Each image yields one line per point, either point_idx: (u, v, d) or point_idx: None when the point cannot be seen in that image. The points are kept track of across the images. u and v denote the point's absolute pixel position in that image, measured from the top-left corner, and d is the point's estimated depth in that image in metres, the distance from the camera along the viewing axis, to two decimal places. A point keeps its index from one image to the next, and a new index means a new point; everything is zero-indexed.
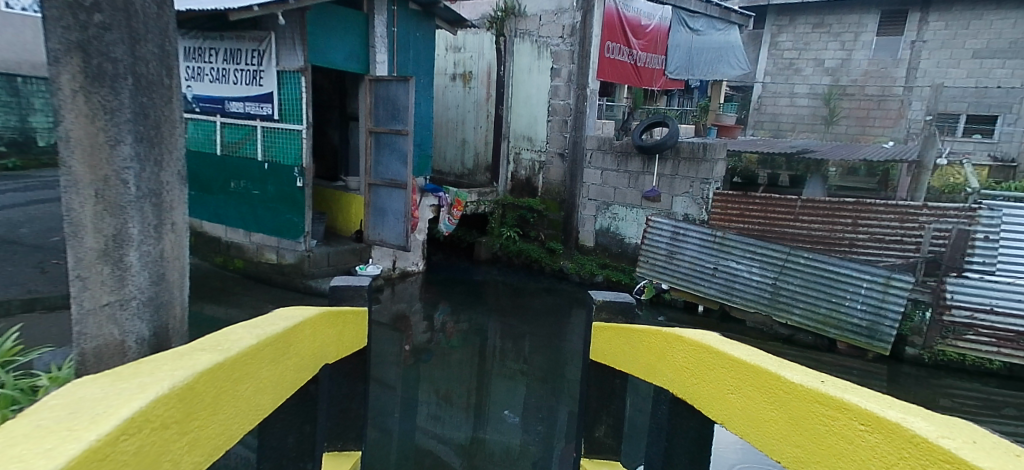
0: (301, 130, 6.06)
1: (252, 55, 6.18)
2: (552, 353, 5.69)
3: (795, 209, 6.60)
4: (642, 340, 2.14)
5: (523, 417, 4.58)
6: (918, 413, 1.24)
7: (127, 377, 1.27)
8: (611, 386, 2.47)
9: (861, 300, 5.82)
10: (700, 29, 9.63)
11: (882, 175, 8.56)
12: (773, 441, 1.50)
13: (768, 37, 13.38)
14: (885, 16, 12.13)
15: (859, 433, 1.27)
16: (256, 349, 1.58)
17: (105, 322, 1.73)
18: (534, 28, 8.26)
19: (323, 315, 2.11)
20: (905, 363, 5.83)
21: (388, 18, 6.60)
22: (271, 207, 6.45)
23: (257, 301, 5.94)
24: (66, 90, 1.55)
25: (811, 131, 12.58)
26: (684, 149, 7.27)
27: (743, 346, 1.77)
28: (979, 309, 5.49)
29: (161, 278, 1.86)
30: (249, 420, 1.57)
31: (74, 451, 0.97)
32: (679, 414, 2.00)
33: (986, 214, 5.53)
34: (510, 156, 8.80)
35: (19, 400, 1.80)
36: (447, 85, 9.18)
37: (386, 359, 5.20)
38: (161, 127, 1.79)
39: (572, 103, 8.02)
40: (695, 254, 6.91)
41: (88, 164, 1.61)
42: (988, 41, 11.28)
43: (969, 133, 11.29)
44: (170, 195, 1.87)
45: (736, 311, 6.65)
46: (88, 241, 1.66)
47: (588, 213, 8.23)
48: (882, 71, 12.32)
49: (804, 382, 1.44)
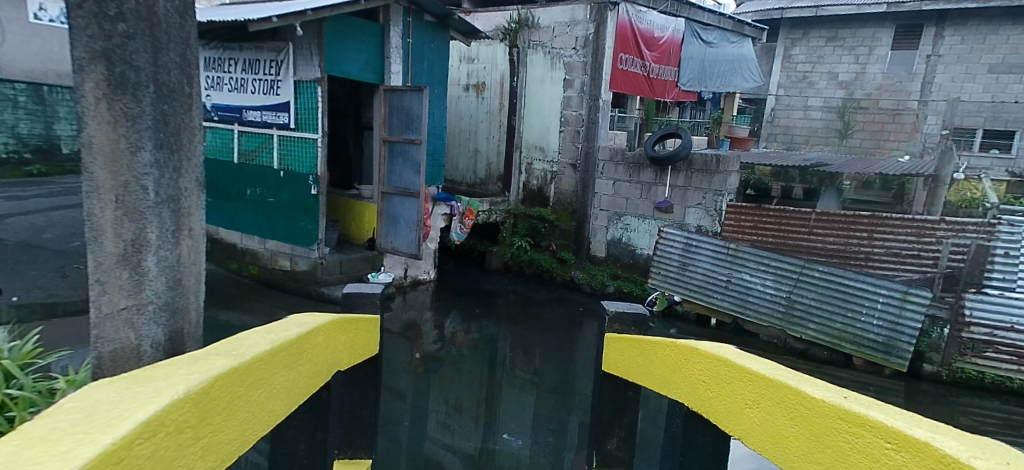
0: (315, 139, 6.12)
1: (269, 66, 6.29)
2: (563, 364, 5.67)
3: (810, 222, 6.55)
4: (655, 352, 2.15)
5: (532, 430, 4.53)
6: (947, 433, 1.23)
7: (142, 381, 1.29)
8: (623, 399, 2.46)
9: (877, 315, 5.74)
10: (713, 41, 9.79)
11: (897, 189, 8.54)
12: (793, 459, 1.48)
13: (781, 51, 13.33)
14: (900, 30, 12.07)
15: (884, 451, 1.25)
16: (271, 354, 1.60)
17: (122, 326, 1.76)
18: (547, 39, 8.32)
19: (337, 321, 2.12)
20: (923, 380, 5.76)
21: (404, 29, 6.69)
22: (286, 214, 6.51)
23: (271, 307, 5.95)
24: (90, 98, 1.59)
25: (825, 144, 12.53)
26: (697, 161, 7.28)
27: (760, 359, 1.76)
28: (999, 326, 5.40)
29: (178, 283, 1.88)
30: (262, 426, 1.58)
31: (90, 454, 0.98)
32: (694, 429, 1.97)
33: (1006, 229, 5.49)
34: (522, 166, 8.84)
35: (38, 401, 1.82)
36: (460, 95, 9.26)
37: (397, 367, 5.20)
38: (181, 134, 1.82)
39: (584, 113, 8.04)
40: (708, 266, 6.87)
41: (109, 170, 1.64)
42: (1005, 55, 11.22)
43: (985, 147, 11.26)
44: (188, 201, 1.89)
45: (750, 324, 6.58)
46: (108, 246, 1.69)
47: (599, 223, 8.22)
48: (896, 85, 12.26)
49: (826, 397, 1.42)
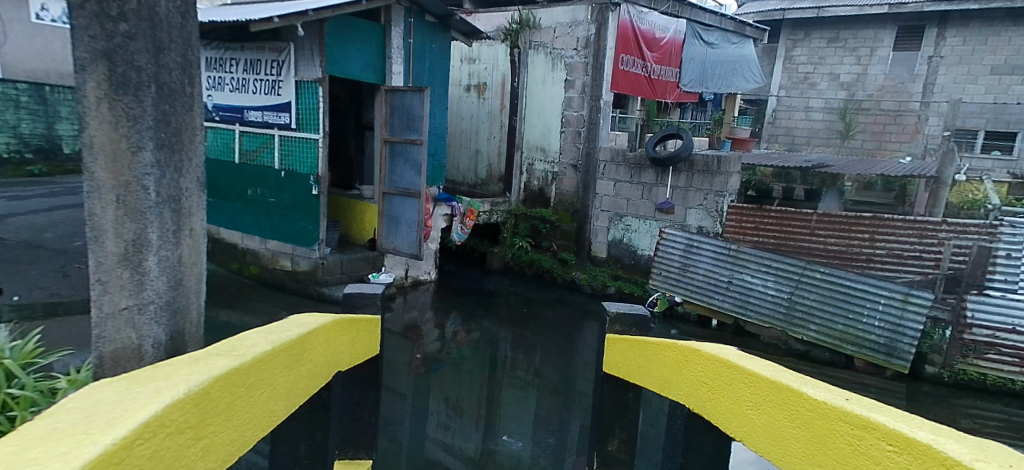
0: (316, 139, 6.12)
1: (271, 66, 6.29)
2: (564, 365, 5.67)
3: (811, 223, 6.53)
4: (656, 353, 2.15)
5: (533, 431, 4.52)
6: (950, 435, 1.22)
7: (143, 381, 1.29)
8: (624, 400, 2.46)
9: (879, 317, 5.73)
10: (715, 42, 9.79)
11: (899, 190, 8.53)
12: (794, 461, 1.48)
13: (782, 52, 13.35)
14: (902, 31, 12.07)
15: (886, 454, 1.25)
16: (272, 355, 1.60)
17: (123, 325, 1.75)
18: (548, 40, 8.32)
19: (337, 322, 2.12)
20: (924, 382, 5.75)
21: (405, 29, 6.70)
22: (287, 214, 6.51)
23: (271, 307, 5.95)
24: (91, 98, 1.59)
25: (826, 145, 12.37)
26: (698, 162, 7.28)
27: (761, 360, 1.75)
28: (1001, 328, 5.38)
29: (179, 283, 1.88)
30: (262, 426, 1.57)
31: (90, 454, 0.98)
32: (695, 430, 1.97)
33: (1008, 230, 5.45)
34: (523, 167, 8.85)
35: (38, 401, 1.81)
36: (462, 96, 9.25)
37: (398, 368, 5.20)
38: (182, 134, 1.82)
39: (585, 114, 8.04)
40: (710, 267, 6.87)
41: (110, 170, 1.64)
42: (1008, 56, 11.19)
43: (987, 149, 11.24)
44: (189, 201, 1.89)
45: (751, 325, 6.58)
46: (109, 245, 1.69)
47: (600, 224, 8.22)
48: (898, 86, 12.25)
49: (827, 399, 1.41)
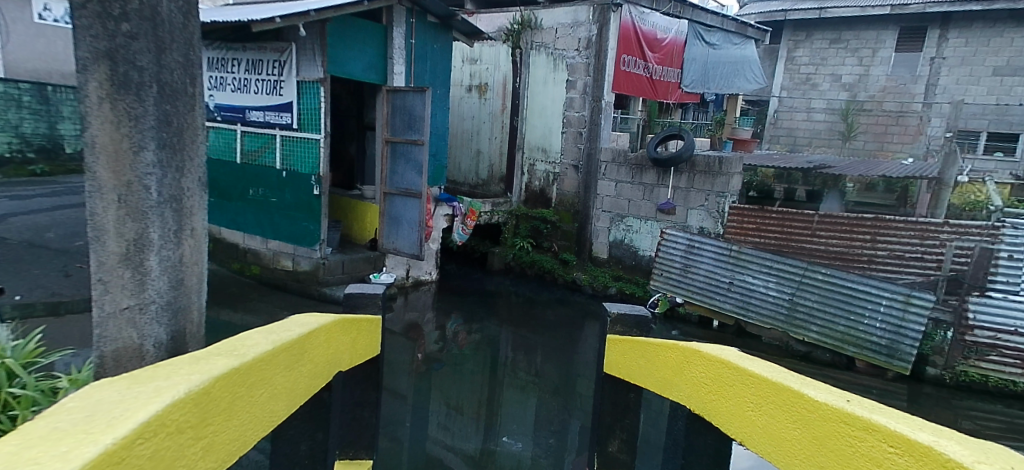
0: (318, 139, 6.12)
1: (273, 66, 6.30)
2: (564, 366, 5.67)
3: (812, 224, 6.52)
4: (656, 354, 2.15)
5: (533, 432, 4.52)
6: (951, 437, 1.22)
7: (143, 381, 1.29)
8: (625, 401, 2.45)
9: (880, 318, 5.72)
10: (717, 43, 9.79)
11: (901, 192, 8.54)
12: (795, 462, 1.47)
13: (784, 52, 13.31)
14: (904, 32, 12.07)
15: (888, 455, 1.24)
16: (273, 355, 1.60)
17: (124, 325, 1.75)
18: (550, 40, 8.32)
19: (338, 322, 2.12)
20: (926, 383, 5.73)
21: (406, 30, 6.70)
22: (289, 214, 6.51)
23: (273, 307, 5.95)
24: (92, 97, 1.59)
25: (827, 146, 12.44)
26: (699, 163, 7.28)
27: (762, 361, 1.75)
28: (1002, 330, 5.36)
29: (180, 283, 1.88)
30: (262, 426, 1.57)
31: (91, 454, 0.98)
32: (696, 431, 1.96)
33: (1010, 231, 5.43)
34: (524, 167, 8.85)
35: (39, 401, 1.81)
36: (463, 96, 9.24)
37: (399, 368, 5.20)
38: (183, 134, 1.82)
39: (586, 114, 8.05)
40: (711, 267, 6.87)
41: (111, 170, 1.64)
42: (1010, 58, 11.18)
43: (990, 150, 11.23)
44: (190, 201, 1.89)
45: (752, 326, 6.56)
46: (111, 245, 1.69)
47: (601, 225, 8.22)
48: (900, 88, 12.25)
49: (828, 401, 1.41)
